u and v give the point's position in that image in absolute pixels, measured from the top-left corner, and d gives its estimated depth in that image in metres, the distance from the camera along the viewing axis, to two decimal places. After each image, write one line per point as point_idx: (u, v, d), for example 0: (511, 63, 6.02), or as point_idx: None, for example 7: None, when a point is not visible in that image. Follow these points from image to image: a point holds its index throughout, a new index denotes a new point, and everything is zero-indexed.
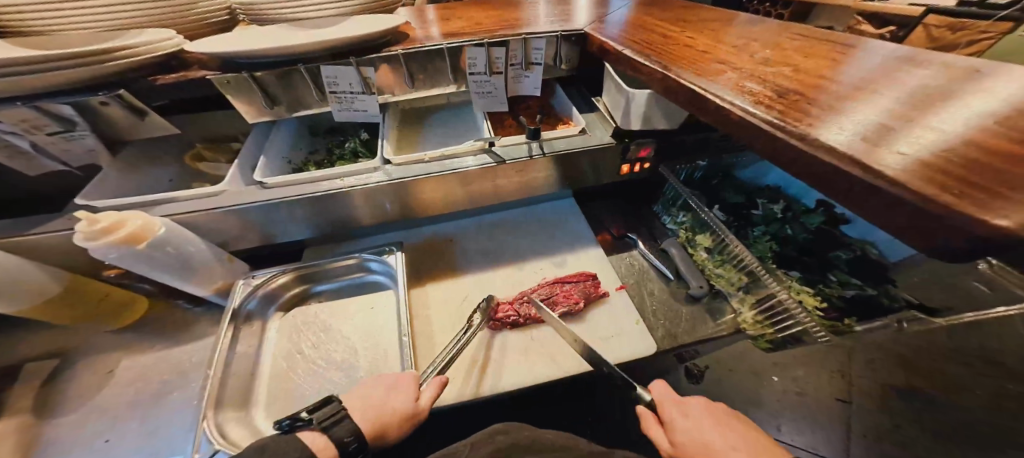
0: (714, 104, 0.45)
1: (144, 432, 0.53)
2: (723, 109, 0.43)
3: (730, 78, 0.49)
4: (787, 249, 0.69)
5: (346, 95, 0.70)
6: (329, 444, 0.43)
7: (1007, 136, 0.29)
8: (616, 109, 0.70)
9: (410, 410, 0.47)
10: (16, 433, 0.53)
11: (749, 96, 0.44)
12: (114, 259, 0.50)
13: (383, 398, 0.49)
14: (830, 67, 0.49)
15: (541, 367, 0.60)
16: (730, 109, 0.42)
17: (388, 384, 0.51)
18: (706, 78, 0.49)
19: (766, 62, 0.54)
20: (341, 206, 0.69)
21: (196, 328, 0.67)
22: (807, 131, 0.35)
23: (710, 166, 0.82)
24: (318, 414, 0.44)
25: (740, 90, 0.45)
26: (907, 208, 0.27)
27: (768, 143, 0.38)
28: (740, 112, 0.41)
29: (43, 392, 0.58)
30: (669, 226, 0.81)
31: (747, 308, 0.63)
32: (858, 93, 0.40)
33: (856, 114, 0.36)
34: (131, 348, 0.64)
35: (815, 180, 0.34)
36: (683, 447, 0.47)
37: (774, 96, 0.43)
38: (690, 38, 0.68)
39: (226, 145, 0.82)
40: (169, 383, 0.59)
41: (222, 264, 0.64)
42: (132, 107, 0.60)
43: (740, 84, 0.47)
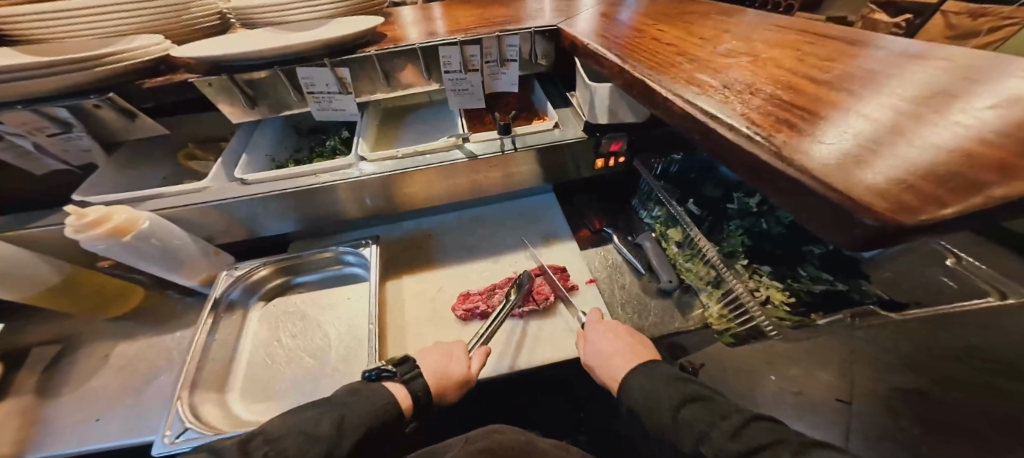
0: (661, 97, 0.45)
1: (133, 412, 0.57)
2: (669, 101, 0.44)
3: (685, 71, 0.49)
4: (760, 244, 0.69)
5: (324, 95, 0.73)
6: (406, 395, 0.49)
7: (943, 120, 0.29)
8: (585, 104, 0.71)
9: (463, 376, 0.52)
10: (19, 411, 0.58)
11: (697, 88, 0.44)
12: (102, 250, 0.54)
13: (453, 362, 0.53)
14: (789, 59, 0.48)
15: (572, 343, 0.63)
16: (676, 103, 0.42)
17: (440, 351, 0.55)
18: (661, 72, 0.49)
19: (728, 54, 0.53)
20: (319, 202, 0.72)
21: (187, 316, 0.71)
22: (740, 123, 0.35)
23: (687, 161, 0.82)
24: (403, 368, 0.50)
25: (690, 82, 0.46)
26: (816, 196, 0.27)
27: (707, 135, 0.39)
28: (683, 105, 0.41)
29: (44, 376, 0.62)
30: (645, 220, 0.81)
31: (714, 303, 0.63)
32: (805, 85, 0.40)
33: (791, 107, 0.36)
34: (126, 335, 0.68)
35: (745, 170, 0.35)
36: (593, 361, 0.55)
37: (722, 89, 0.43)
38: (661, 32, 0.67)
39: (215, 145, 0.86)
40: (159, 367, 0.63)
41: (208, 258, 0.68)
42: (122, 108, 0.64)
43: (692, 77, 0.47)
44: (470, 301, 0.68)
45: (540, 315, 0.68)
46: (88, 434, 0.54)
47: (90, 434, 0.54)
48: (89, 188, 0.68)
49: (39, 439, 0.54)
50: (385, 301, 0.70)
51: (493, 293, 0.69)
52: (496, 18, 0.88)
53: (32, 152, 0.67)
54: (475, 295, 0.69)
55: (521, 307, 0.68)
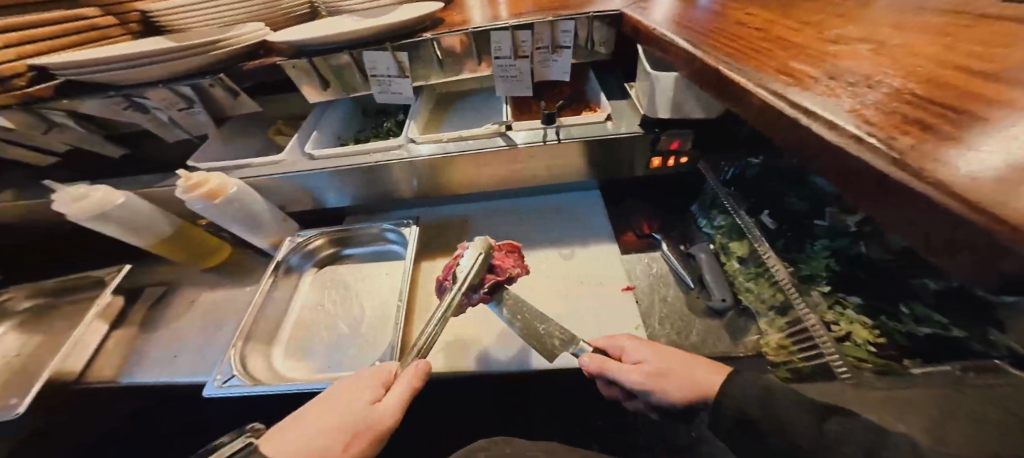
0: (736, 89, 0.37)
1: (199, 355, 0.70)
2: (747, 95, 0.36)
3: (776, 58, 0.39)
4: (850, 273, 0.56)
5: (384, 78, 0.76)
6: None
7: None
8: (644, 95, 0.64)
9: (365, 421, 0.43)
10: (128, 339, 0.74)
11: (789, 79, 0.34)
12: (202, 210, 0.64)
13: (327, 430, 0.42)
14: (940, 43, 0.34)
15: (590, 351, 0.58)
16: (755, 97, 0.34)
17: (334, 400, 0.45)
18: (744, 59, 0.40)
19: (843, 39, 0.41)
20: (365, 180, 0.76)
21: (256, 275, 0.84)
22: (844, 122, 0.26)
23: (767, 167, 0.70)
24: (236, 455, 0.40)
25: (781, 71, 0.36)
26: (931, 206, 0.18)
27: (794, 139, 0.30)
28: (768, 98, 0.33)
29: (151, 312, 0.80)
30: (705, 229, 0.72)
31: (774, 332, 0.54)
32: (966, 76, 0.27)
33: (927, 105, 0.25)
34: (211, 286, 0.83)
35: (841, 179, 0.26)
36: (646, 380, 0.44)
37: (825, 82, 0.33)
38: (753, 16, 0.55)
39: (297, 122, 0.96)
40: (227, 317, 0.76)
41: (278, 224, 0.77)
42: (228, 88, 0.72)
43: (785, 65, 0.37)
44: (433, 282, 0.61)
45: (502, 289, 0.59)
46: (165, 367, 0.69)
47: (167, 367, 0.69)
48: (204, 153, 0.84)
49: (142, 363, 0.71)
50: (419, 280, 0.73)
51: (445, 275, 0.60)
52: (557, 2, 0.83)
53: (168, 125, 0.81)
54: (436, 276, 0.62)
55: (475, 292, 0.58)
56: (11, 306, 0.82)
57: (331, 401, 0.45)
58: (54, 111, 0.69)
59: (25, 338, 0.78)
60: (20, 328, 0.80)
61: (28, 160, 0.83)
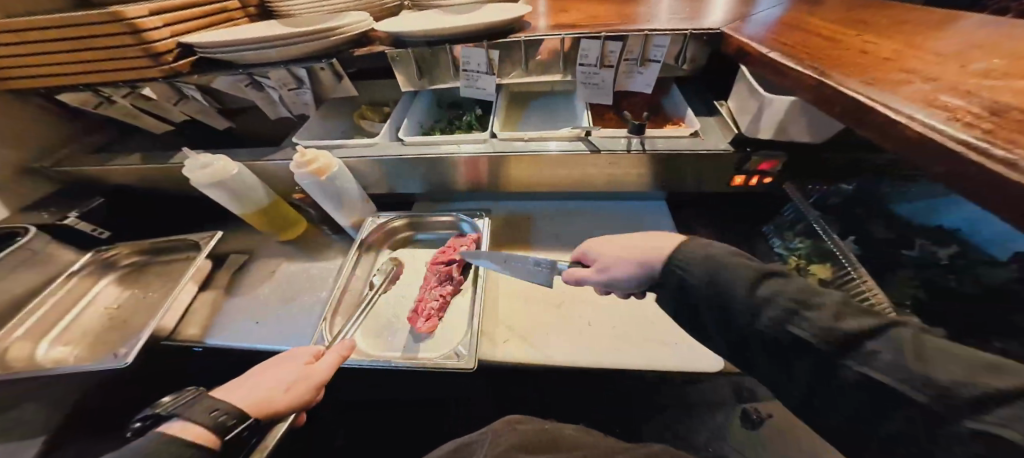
0: (882, 118, 0.37)
1: (275, 324, 0.73)
2: (894, 124, 0.35)
3: (917, 90, 0.39)
4: (949, 304, 0.54)
5: (473, 74, 0.81)
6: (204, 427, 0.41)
7: None
8: (745, 114, 0.65)
9: (297, 377, 0.48)
10: (213, 300, 0.80)
11: (944, 112, 0.34)
12: (307, 184, 0.71)
13: (268, 385, 0.47)
14: None
15: (663, 354, 0.59)
16: (905, 125, 0.34)
17: (266, 370, 0.49)
18: (877, 87, 0.41)
19: (987, 72, 0.40)
20: (448, 168, 0.82)
21: (329, 251, 0.89)
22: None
23: (855, 195, 0.69)
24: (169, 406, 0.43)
25: (931, 104, 0.36)
26: None
27: (955, 169, 0.30)
28: (922, 129, 0.33)
29: (232, 277, 0.86)
30: (777, 249, 0.72)
31: None
32: None
33: None
34: (287, 258, 0.89)
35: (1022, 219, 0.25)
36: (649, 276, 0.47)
37: (983, 114, 0.32)
38: (866, 42, 0.55)
39: (379, 109, 1.03)
40: (304, 290, 0.80)
41: (361, 204, 0.83)
42: (336, 71, 0.81)
43: (934, 98, 0.36)
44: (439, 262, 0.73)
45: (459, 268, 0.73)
46: (246, 332, 0.72)
47: (247, 333, 0.72)
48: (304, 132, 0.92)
49: (222, 325, 0.75)
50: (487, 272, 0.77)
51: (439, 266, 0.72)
52: (643, 14, 0.85)
53: (276, 102, 0.91)
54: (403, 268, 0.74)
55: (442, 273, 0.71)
56: (115, 262, 0.90)
57: (266, 365, 0.50)
58: (185, 85, 0.81)
59: (127, 290, 0.87)
60: (122, 281, 0.88)
61: (153, 125, 0.95)
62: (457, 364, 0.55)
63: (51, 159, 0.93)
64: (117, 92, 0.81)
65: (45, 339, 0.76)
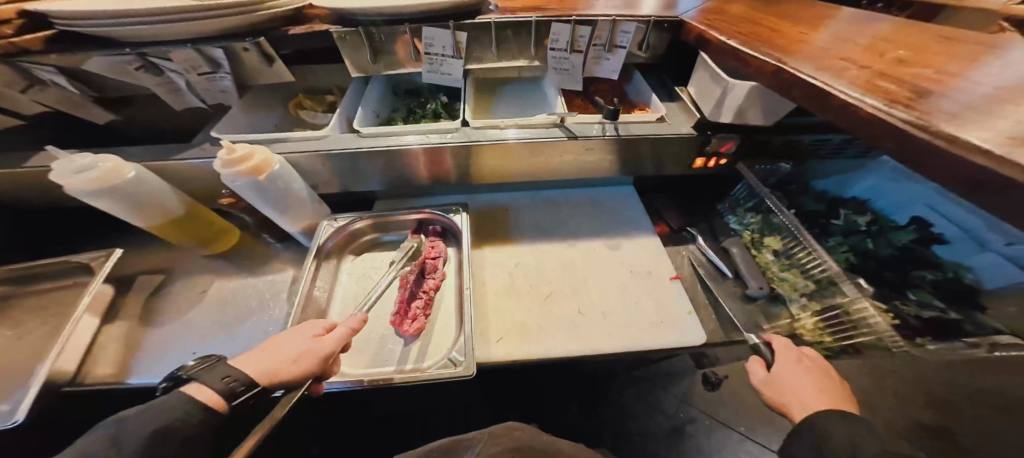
0: (837, 101, 0.41)
1: (219, 354, 0.60)
2: (849, 106, 0.40)
3: (858, 77, 0.44)
4: (868, 262, 0.67)
5: (437, 57, 0.74)
6: (214, 392, 0.38)
7: None
8: (708, 100, 0.70)
9: (318, 348, 0.45)
10: (121, 335, 0.64)
11: (886, 94, 0.39)
12: (239, 187, 0.59)
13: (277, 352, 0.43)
14: (991, 69, 0.40)
15: (651, 336, 0.61)
16: (859, 106, 0.38)
17: (280, 337, 0.45)
18: (827, 73, 0.46)
19: (904, 61, 0.47)
20: (414, 161, 0.75)
21: (276, 261, 0.77)
22: (961, 131, 0.30)
23: (790, 173, 0.81)
24: (191, 369, 0.40)
25: (873, 89, 0.40)
26: None
27: (906, 143, 0.34)
28: (872, 108, 0.37)
29: (145, 305, 0.69)
30: (732, 225, 0.81)
31: (807, 315, 0.63)
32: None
33: (1014, 116, 0.30)
34: (219, 274, 0.75)
35: (962, 185, 0.29)
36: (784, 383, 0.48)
37: (915, 97, 0.37)
38: (803, 34, 0.61)
39: (321, 97, 0.90)
40: (251, 309, 0.68)
41: (312, 206, 0.72)
42: (264, 51, 0.68)
43: (874, 84, 0.41)
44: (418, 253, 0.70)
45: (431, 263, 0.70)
46: (183, 367, 0.59)
47: (181, 368, 0.58)
48: (224, 126, 0.76)
49: (143, 363, 0.60)
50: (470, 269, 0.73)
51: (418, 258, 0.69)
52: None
53: (181, 89, 0.74)
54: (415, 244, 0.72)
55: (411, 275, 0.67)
56: None
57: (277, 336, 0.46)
58: (39, 67, 0.63)
59: None
60: None
61: None
62: (453, 373, 0.51)
63: None
64: None
65: None
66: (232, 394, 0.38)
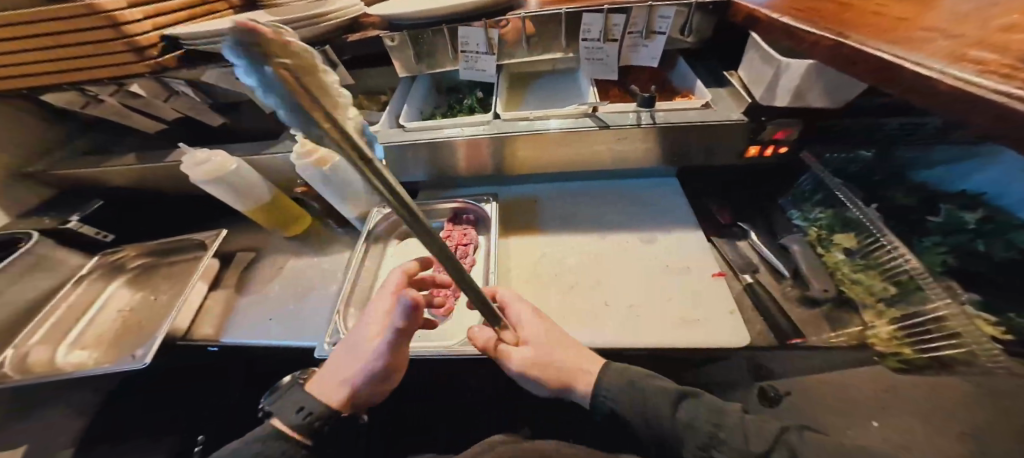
0: (911, 74, 0.35)
1: (288, 321, 0.72)
2: (927, 80, 0.34)
3: (944, 47, 0.37)
4: (981, 267, 0.54)
5: (472, 55, 0.77)
6: (292, 427, 0.41)
7: None
8: (761, 82, 0.63)
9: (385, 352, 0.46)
10: (223, 299, 0.79)
11: (978, 64, 0.32)
12: (308, 175, 0.70)
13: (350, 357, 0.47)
14: None
15: (681, 334, 0.58)
16: (938, 79, 0.32)
17: (342, 355, 0.48)
18: (902, 45, 0.39)
19: (1016, 21, 0.38)
20: (451, 154, 0.80)
21: (337, 245, 0.88)
22: None
23: (872, 161, 0.70)
24: (271, 402, 0.45)
25: (961, 59, 0.34)
26: None
27: (994, 120, 0.28)
28: (954, 81, 0.31)
29: (240, 276, 0.85)
30: (795, 220, 0.72)
31: (882, 324, 0.53)
32: None
33: None
34: (293, 253, 0.88)
35: None
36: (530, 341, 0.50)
37: (1018, 65, 0.30)
38: (883, 2, 0.52)
39: (375, 98, 1.00)
40: (315, 285, 0.79)
41: (368, 196, 0.81)
42: (328, 57, 0.78)
43: (964, 53, 0.34)
44: (455, 237, 0.76)
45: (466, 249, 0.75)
46: (261, 330, 0.71)
47: (260, 331, 0.71)
48: None
49: (234, 324, 0.74)
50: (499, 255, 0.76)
51: (455, 243, 0.75)
52: None
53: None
54: (455, 230, 0.78)
55: (452, 260, 0.72)
56: (124, 263, 0.89)
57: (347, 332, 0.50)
58: (174, 80, 0.80)
59: (133, 293, 0.85)
60: (130, 283, 0.87)
61: (140, 126, 0.94)
62: (475, 351, 0.54)
63: (42, 163, 0.91)
64: (103, 90, 0.77)
65: (64, 343, 0.74)
66: (309, 426, 0.42)
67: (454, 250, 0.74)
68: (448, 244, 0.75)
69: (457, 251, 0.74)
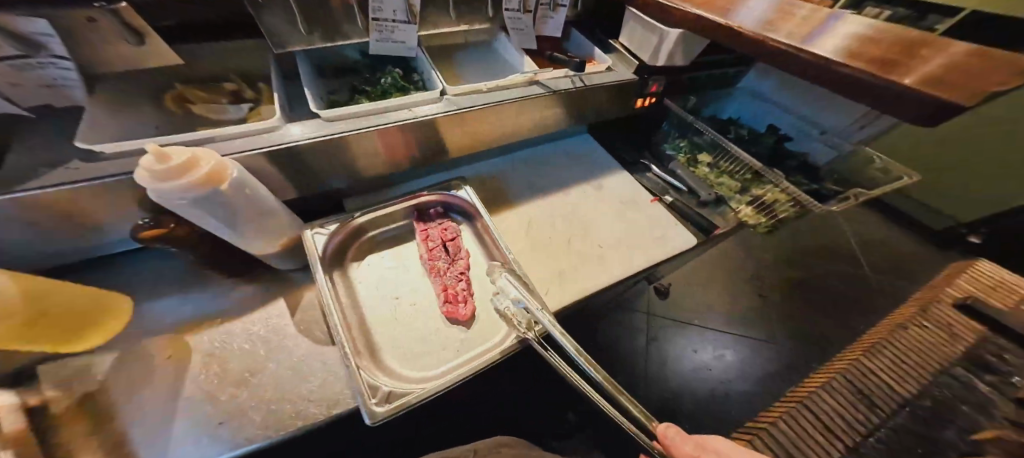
0: (766, 45, 0.64)
1: (262, 408, 0.48)
2: (777, 49, 0.63)
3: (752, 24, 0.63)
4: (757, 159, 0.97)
5: (387, 24, 0.65)
6: None
7: (953, 59, 0.56)
8: (645, 47, 0.83)
9: None
10: None
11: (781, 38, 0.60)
12: (188, 206, 0.43)
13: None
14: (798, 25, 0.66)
15: (650, 252, 0.77)
16: (787, 49, 0.62)
17: None
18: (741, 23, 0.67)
19: (763, 18, 0.69)
20: (397, 142, 0.68)
21: (252, 298, 0.61)
22: None
23: (695, 103, 1.06)
24: None
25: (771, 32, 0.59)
26: None
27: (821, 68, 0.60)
28: (793, 51, 0.62)
29: None
30: (669, 150, 1.00)
31: (746, 206, 0.88)
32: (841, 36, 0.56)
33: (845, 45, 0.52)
34: (168, 337, 0.54)
35: (857, 93, 0.58)
36: None
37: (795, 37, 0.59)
38: None
39: (213, 86, 0.67)
40: (258, 358, 0.54)
41: (281, 217, 0.57)
42: (129, 25, 0.49)
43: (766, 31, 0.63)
44: (438, 234, 0.68)
45: (452, 246, 0.67)
46: (218, 442, 0.45)
47: (213, 444, 0.44)
48: (89, 130, 0.50)
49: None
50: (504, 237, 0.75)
51: (440, 242, 0.67)
52: None
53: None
54: (434, 228, 0.69)
55: (444, 261, 0.65)
56: None
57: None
58: None
59: None
60: None
61: None
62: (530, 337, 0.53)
63: None
64: None
65: None
66: None
67: (442, 251, 0.66)
68: (432, 246, 0.66)
69: (447, 249, 0.66)
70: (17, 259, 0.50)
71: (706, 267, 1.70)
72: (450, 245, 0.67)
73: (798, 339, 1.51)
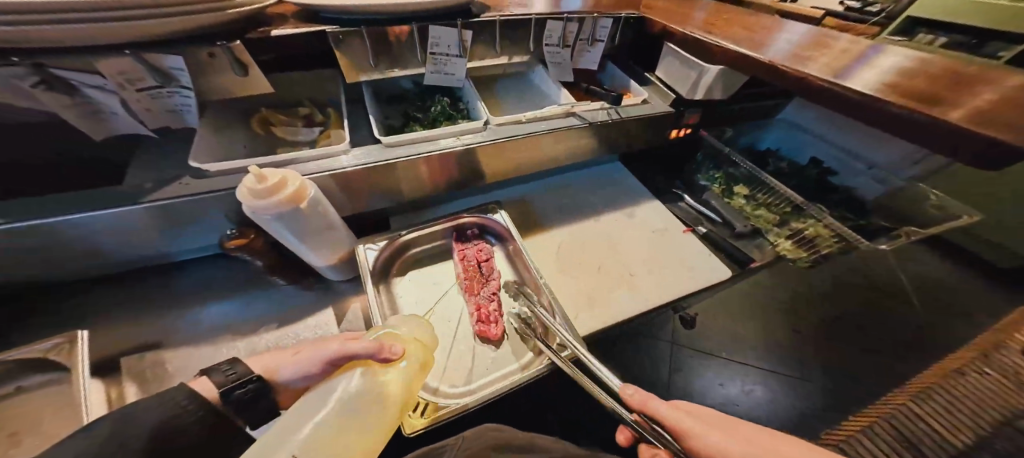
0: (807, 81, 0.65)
1: None
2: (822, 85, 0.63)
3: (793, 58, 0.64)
4: None
5: (441, 58, 0.73)
6: None
7: (1010, 98, 0.54)
8: (682, 80, 0.86)
9: None
10: None
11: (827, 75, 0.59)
12: (270, 220, 0.50)
13: (286, 372, 0.45)
14: (840, 61, 0.67)
15: (682, 283, 0.76)
16: (836, 87, 0.62)
17: None
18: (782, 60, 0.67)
19: (804, 54, 0.70)
20: (444, 165, 0.74)
21: (307, 304, 0.66)
22: None
23: (731, 135, 1.06)
24: None
25: None
26: None
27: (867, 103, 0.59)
28: (839, 88, 0.61)
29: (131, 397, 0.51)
30: (703, 180, 1.00)
31: (784, 239, 0.85)
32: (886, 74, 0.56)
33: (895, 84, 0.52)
34: (233, 334, 0.60)
35: (904, 133, 0.56)
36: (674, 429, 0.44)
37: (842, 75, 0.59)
38: (727, 22, 0.83)
39: (291, 112, 0.77)
40: None
41: (339, 232, 0.63)
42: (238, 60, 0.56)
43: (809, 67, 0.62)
44: (475, 253, 0.72)
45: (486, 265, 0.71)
46: None
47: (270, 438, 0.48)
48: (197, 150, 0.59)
49: None
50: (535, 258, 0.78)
51: (476, 261, 0.71)
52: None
53: (116, 114, 0.56)
54: (471, 247, 0.74)
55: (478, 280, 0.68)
56: None
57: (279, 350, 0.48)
58: None
59: None
60: None
61: None
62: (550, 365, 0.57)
63: None
64: None
65: None
66: None
67: (478, 270, 0.70)
68: (467, 265, 0.70)
69: (482, 267, 0.70)
70: (124, 254, 0.58)
71: (740, 295, 1.63)
72: (485, 264, 0.71)
73: (835, 381, 1.40)
